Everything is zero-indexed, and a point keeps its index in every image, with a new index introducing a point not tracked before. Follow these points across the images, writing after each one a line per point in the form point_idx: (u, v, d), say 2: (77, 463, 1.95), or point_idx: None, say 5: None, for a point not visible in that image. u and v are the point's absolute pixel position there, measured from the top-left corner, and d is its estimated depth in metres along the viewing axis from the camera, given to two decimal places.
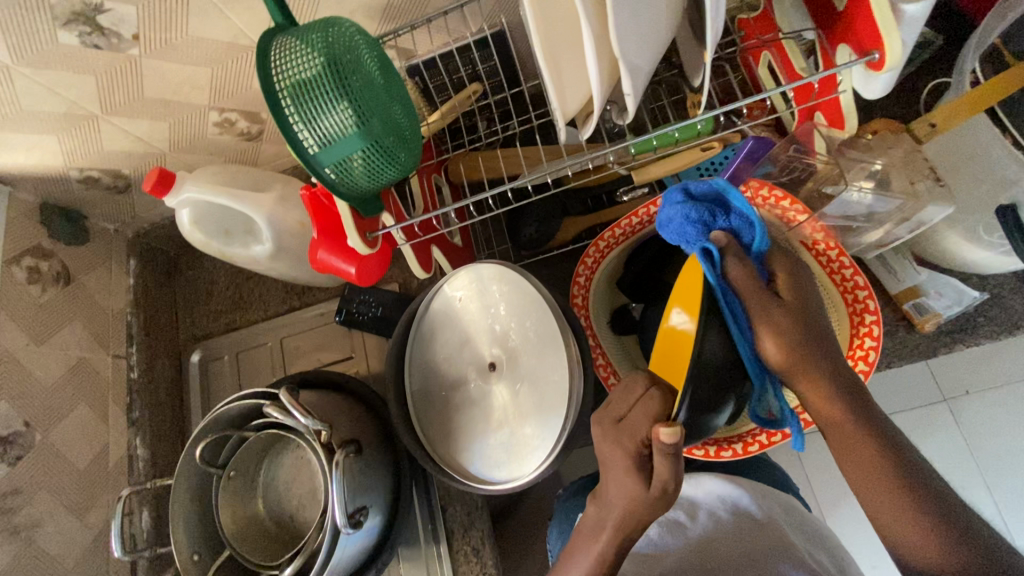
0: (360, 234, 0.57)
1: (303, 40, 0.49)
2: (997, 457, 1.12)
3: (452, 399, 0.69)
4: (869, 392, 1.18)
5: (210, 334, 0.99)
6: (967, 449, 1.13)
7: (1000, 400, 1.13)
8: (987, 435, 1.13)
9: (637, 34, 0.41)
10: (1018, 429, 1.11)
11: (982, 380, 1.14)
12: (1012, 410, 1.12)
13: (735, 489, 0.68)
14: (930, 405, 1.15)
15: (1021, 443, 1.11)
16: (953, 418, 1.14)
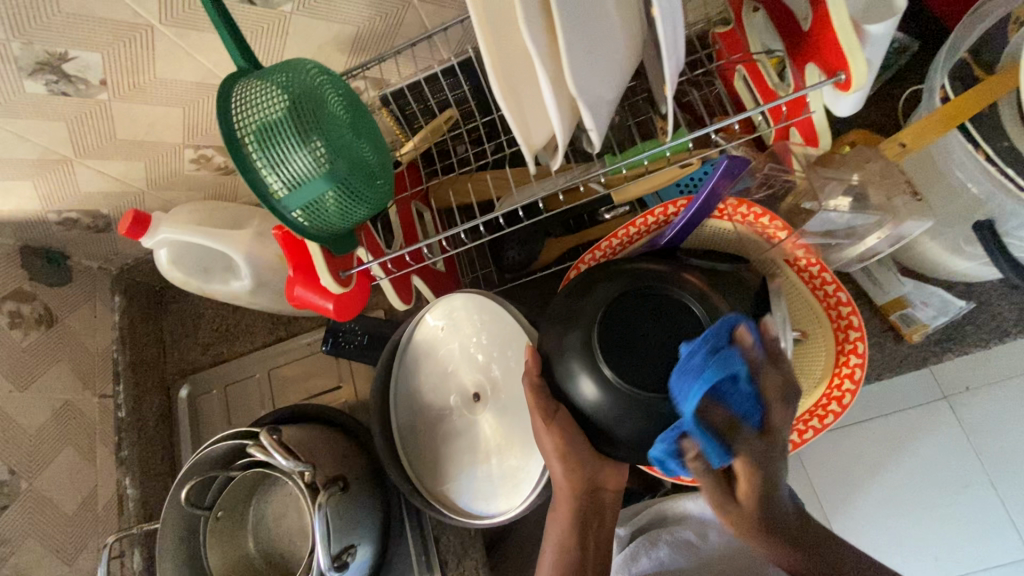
0: (333, 274, 0.56)
1: (264, 83, 0.49)
2: (1000, 454, 1.11)
3: (439, 432, 0.68)
4: (867, 392, 1.17)
5: (198, 367, 0.98)
6: (970, 448, 1.12)
7: (1001, 397, 1.12)
8: (991, 433, 1.11)
9: (597, 70, 0.41)
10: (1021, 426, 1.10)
11: (983, 377, 1.13)
12: (1013, 406, 1.11)
13: None
14: (930, 402, 1.14)
15: None
16: (954, 416, 1.13)
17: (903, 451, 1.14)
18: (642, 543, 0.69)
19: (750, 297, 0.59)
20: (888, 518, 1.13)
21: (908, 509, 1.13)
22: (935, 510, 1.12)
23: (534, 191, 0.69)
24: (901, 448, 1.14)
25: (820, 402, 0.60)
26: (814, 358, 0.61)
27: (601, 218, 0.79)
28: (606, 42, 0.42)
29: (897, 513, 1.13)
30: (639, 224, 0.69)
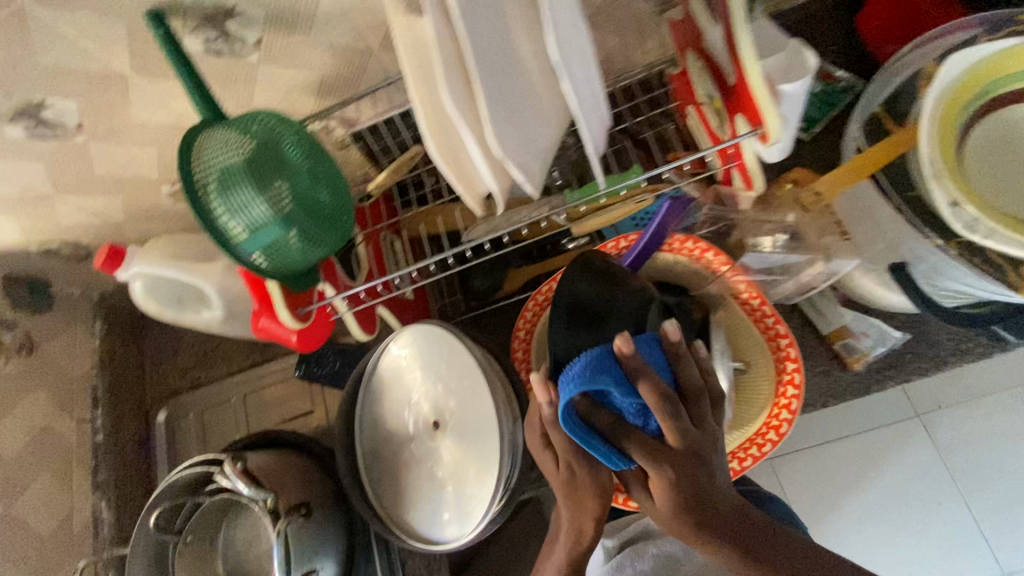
0: (290, 310, 0.59)
1: (226, 134, 0.52)
2: (978, 474, 1.14)
3: (400, 458, 0.70)
4: (844, 410, 1.22)
5: (176, 392, 1.01)
6: (947, 465, 1.15)
7: (977, 416, 1.15)
8: (967, 451, 1.15)
9: (525, 131, 0.44)
10: (998, 443, 1.14)
11: (957, 396, 1.18)
12: (989, 425, 1.15)
13: None
14: (904, 421, 1.18)
15: (1002, 457, 1.13)
16: (930, 435, 1.16)
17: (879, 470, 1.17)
18: (628, 555, 0.71)
19: (693, 329, 0.62)
20: (877, 537, 1.15)
21: (892, 526, 1.14)
22: (917, 527, 1.14)
23: (496, 227, 0.70)
24: (878, 466, 1.17)
25: (761, 429, 0.63)
26: (757, 386, 0.63)
27: (564, 247, 0.82)
28: (531, 104, 0.46)
29: (881, 528, 1.15)
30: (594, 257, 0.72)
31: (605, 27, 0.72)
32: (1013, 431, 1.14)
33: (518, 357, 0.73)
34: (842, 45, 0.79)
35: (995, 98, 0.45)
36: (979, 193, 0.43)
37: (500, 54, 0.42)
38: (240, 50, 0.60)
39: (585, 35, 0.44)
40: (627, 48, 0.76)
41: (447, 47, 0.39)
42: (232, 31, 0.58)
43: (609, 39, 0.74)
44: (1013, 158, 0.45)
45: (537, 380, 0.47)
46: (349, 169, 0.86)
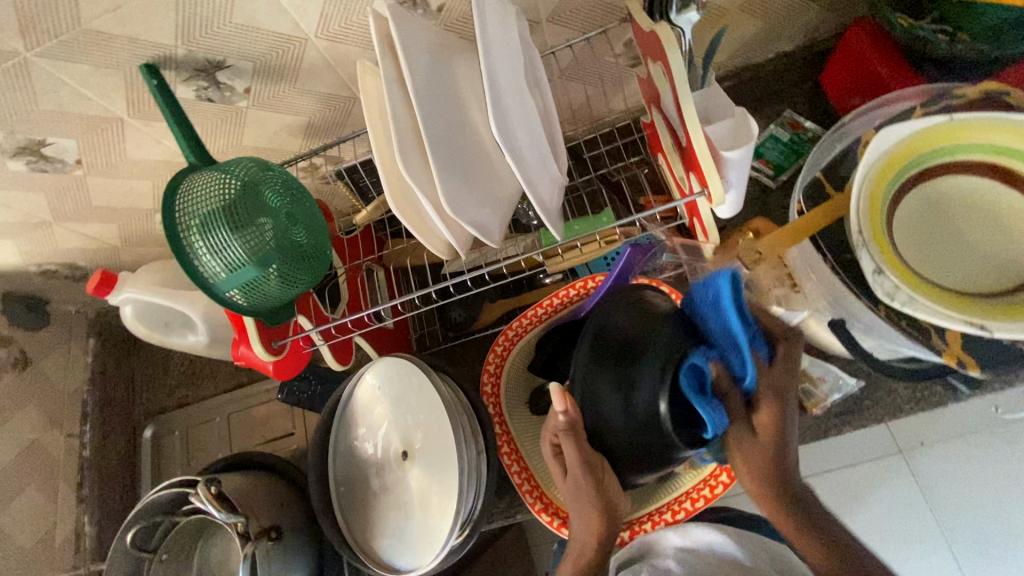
0: (264, 343, 0.62)
1: (206, 180, 0.56)
2: (954, 510, 1.19)
3: (371, 486, 0.73)
4: (827, 445, 1.26)
5: (164, 409, 1.04)
6: (923, 499, 1.21)
7: (950, 453, 1.21)
8: (943, 486, 1.21)
9: (476, 193, 0.48)
10: (968, 480, 1.20)
11: (935, 433, 1.23)
12: (961, 462, 1.20)
13: (723, 535, 0.63)
14: (888, 456, 1.24)
15: (972, 493, 1.19)
16: (909, 469, 1.23)
17: (857, 505, 1.23)
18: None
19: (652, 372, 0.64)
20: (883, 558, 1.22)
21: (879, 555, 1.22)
22: (899, 559, 1.20)
23: (470, 263, 0.75)
24: (856, 501, 1.24)
25: (713, 472, 0.67)
26: None
27: (540, 282, 0.85)
28: (483, 164, 0.50)
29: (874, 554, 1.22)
30: (561, 296, 0.75)
31: (580, 78, 0.75)
32: (989, 469, 1.19)
33: (486, 392, 0.75)
34: (810, 99, 0.82)
35: (920, 171, 0.49)
36: (901, 261, 0.46)
37: (451, 122, 0.47)
38: (230, 97, 0.64)
39: (533, 106, 0.48)
40: (603, 96, 0.80)
41: (403, 116, 0.43)
42: (222, 80, 0.62)
43: (583, 89, 0.78)
44: (935, 229, 0.48)
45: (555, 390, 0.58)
46: (336, 202, 0.89)
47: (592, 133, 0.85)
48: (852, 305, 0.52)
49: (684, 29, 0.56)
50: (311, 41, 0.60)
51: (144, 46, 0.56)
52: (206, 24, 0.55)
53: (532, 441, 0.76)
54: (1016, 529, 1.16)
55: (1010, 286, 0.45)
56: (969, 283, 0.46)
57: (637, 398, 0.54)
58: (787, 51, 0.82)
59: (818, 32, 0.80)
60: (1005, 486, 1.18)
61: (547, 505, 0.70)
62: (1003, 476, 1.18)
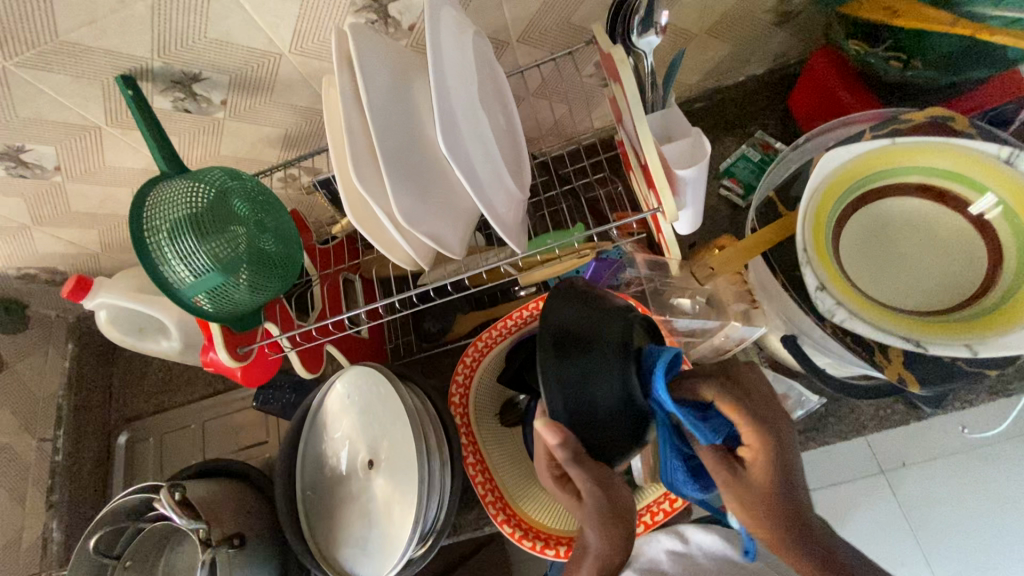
0: (229, 349, 0.63)
1: (175, 189, 0.57)
2: (935, 530, 1.19)
3: (337, 494, 0.73)
4: (810, 464, 1.26)
5: (139, 415, 1.04)
6: (905, 520, 1.21)
7: (933, 475, 1.21)
8: (925, 508, 1.20)
9: (430, 205, 0.49)
10: (950, 502, 1.19)
11: (917, 454, 1.22)
12: (943, 483, 1.20)
13: (714, 535, 0.76)
14: (870, 476, 1.24)
15: (954, 515, 1.19)
16: (890, 490, 1.23)
17: (837, 525, 1.23)
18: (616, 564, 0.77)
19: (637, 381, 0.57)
20: None
21: None
22: None
23: (443, 274, 0.72)
24: (837, 521, 1.24)
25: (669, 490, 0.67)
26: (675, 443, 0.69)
27: (514, 293, 0.86)
28: (439, 177, 0.52)
29: None
30: (529, 309, 0.76)
31: (554, 96, 0.77)
32: (972, 490, 1.19)
33: (454, 403, 0.75)
34: (780, 121, 0.84)
35: (863, 194, 0.50)
36: (844, 279, 0.47)
37: (407, 137, 0.48)
38: (207, 107, 0.66)
39: (486, 123, 0.49)
40: (577, 114, 0.82)
41: (358, 131, 0.44)
42: (199, 92, 0.64)
43: (558, 106, 0.79)
44: (880, 248, 0.49)
45: (540, 422, 0.47)
46: (315, 212, 0.91)
47: (570, 148, 0.87)
48: (801, 321, 0.52)
49: (646, 51, 0.58)
50: (285, 57, 0.62)
51: (120, 58, 0.57)
52: (181, 39, 0.57)
53: (497, 453, 0.76)
54: (996, 550, 1.16)
55: (955, 300, 0.46)
56: (907, 301, 0.47)
57: (599, 388, 0.48)
58: (758, 74, 0.84)
59: (786, 57, 0.82)
60: (986, 509, 1.18)
61: (510, 516, 0.70)
62: (985, 497, 1.18)
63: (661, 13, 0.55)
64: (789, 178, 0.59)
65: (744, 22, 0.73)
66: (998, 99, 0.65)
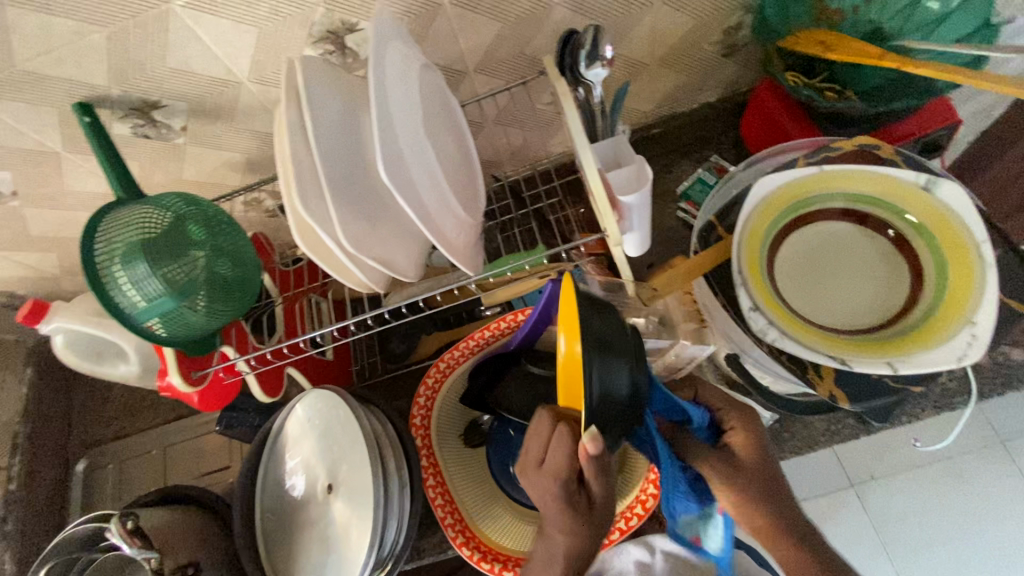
0: (183, 374, 0.63)
1: (127, 215, 0.57)
2: (903, 543, 1.21)
3: (297, 519, 0.73)
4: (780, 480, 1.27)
5: (100, 440, 1.02)
6: (874, 531, 1.23)
7: (899, 488, 1.22)
8: (892, 521, 1.22)
9: (377, 232, 0.51)
10: (916, 515, 1.21)
11: (884, 468, 1.23)
12: (910, 496, 1.22)
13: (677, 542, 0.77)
14: (839, 490, 1.24)
15: (920, 528, 1.21)
16: (859, 504, 1.24)
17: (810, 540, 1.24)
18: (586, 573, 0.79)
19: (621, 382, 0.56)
20: None
21: None
22: None
23: (424, 289, 0.71)
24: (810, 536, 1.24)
25: (629, 506, 0.66)
26: (634, 463, 0.70)
27: (481, 313, 0.87)
28: (390, 203, 0.53)
29: None
30: (492, 329, 0.77)
31: (515, 123, 0.80)
32: (935, 502, 1.21)
33: (415, 425, 0.75)
34: (733, 147, 0.88)
35: (795, 218, 0.53)
36: (776, 300, 0.49)
37: (354, 165, 0.50)
38: (167, 134, 0.67)
39: (431, 151, 0.51)
40: (540, 140, 0.84)
41: (303, 160, 0.46)
42: (159, 119, 0.65)
43: (518, 132, 0.82)
44: (811, 267, 0.52)
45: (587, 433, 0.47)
46: (282, 235, 0.91)
47: (528, 173, 0.89)
48: (742, 339, 0.55)
49: (594, 82, 0.60)
50: (244, 85, 0.63)
51: (77, 87, 0.58)
52: (139, 69, 0.58)
53: (460, 473, 0.76)
54: (957, 560, 1.19)
55: (882, 319, 0.49)
56: (836, 318, 0.50)
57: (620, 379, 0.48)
58: (711, 102, 0.87)
59: (737, 86, 0.85)
60: (951, 522, 1.20)
61: (469, 538, 0.70)
62: (947, 509, 1.20)
63: (606, 47, 0.57)
64: (730, 203, 0.62)
65: (693, 53, 0.76)
66: (937, 123, 0.68)
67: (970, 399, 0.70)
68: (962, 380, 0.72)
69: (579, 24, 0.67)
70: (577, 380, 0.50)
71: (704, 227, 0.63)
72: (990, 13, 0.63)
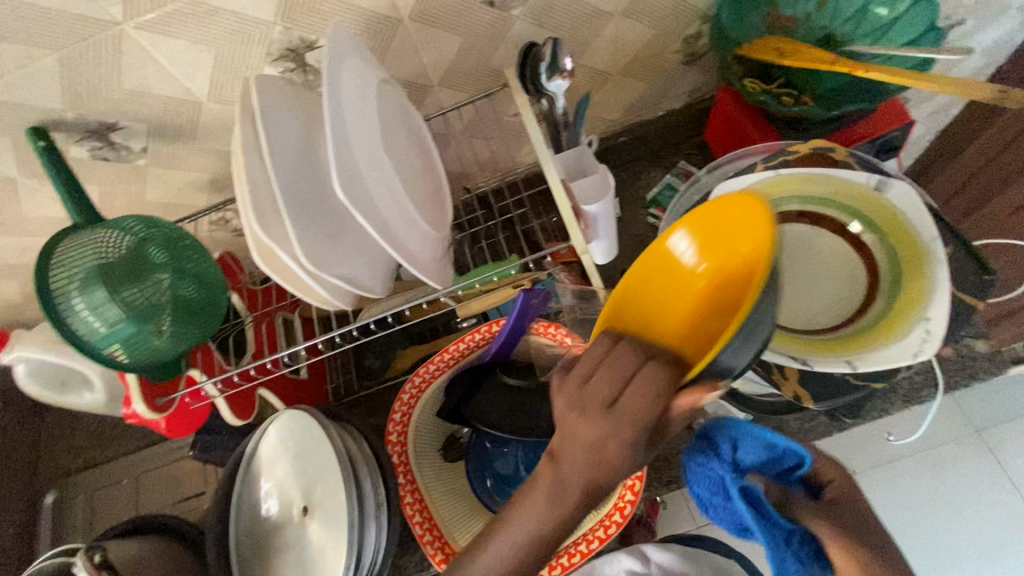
0: (147, 401, 0.62)
1: (82, 241, 0.56)
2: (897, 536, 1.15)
3: (273, 543, 0.71)
4: None
5: (70, 471, 0.99)
6: None
7: (885, 479, 1.16)
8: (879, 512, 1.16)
9: (339, 249, 0.51)
10: (903, 506, 1.15)
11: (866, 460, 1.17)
12: (895, 491, 1.16)
13: (668, 554, 0.75)
14: None
15: (912, 518, 1.15)
16: None
17: None
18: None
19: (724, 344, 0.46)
20: None
21: None
22: None
23: (397, 304, 0.70)
24: None
25: (608, 513, 0.66)
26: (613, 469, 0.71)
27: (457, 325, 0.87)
28: (352, 220, 0.53)
29: None
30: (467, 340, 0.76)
31: (483, 135, 0.80)
32: (924, 494, 1.16)
33: (392, 441, 0.73)
34: (699, 152, 0.90)
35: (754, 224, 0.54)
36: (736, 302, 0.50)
37: (314, 183, 0.50)
38: (126, 155, 0.66)
39: (391, 168, 0.51)
40: (510, 150, 0.85)
41: (260, 181, 0.45)
42: (116, 141, 0.64)
43: (486, 144, 0.82)
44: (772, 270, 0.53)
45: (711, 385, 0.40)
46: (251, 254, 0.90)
47: (496, 184, 0.88)
48: None
49: (556, 93, 0.60)
50: (203, 104, 0.62)
51: (29, 111, 0.57)
52: (94, 90, 0.57)
53: (440, 488, 0.75)
54: (950, 554, 1.14)
55: (842, 318, 0.50)
56: (796, 317, 0.51)
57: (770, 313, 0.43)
58: (676, 109, 0.89)
59: (700, 93, 0.87)
60: (944, 514, 1.15)
61: (448, 555, 0.68)
62: (938, 500, 1.15)
63: (564, 59, 0.57)
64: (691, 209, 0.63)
65: (656, 62, 0.78)
66: (887, 126, 0.70)
67: (937, 392, 0.72)
68: (929, 373, 0.73)
69: (541, 37, 0.68)
70: (665, 274, 0.54)
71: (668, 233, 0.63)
72: (933, 17, 0.66)
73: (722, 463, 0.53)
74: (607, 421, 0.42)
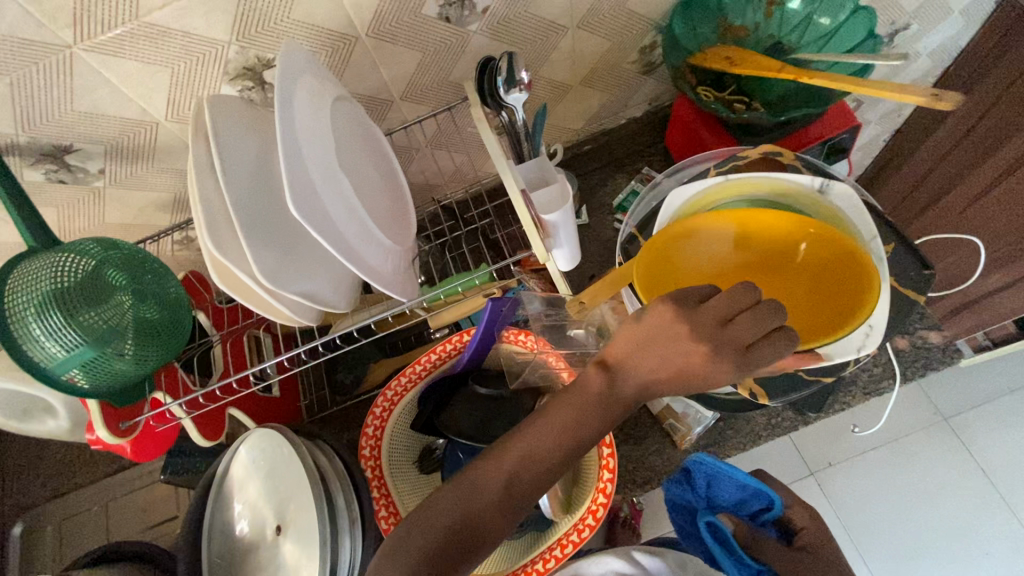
0: (109, 426, 0.60)
1: (35, 265, 0.55)
2: (869, 528, 1.18)
3: (246, 563, 0.70)
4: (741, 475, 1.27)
5: (33, 502, 0.94)
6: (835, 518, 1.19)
7: (857, 471, 1.21)
8: (851, 504, 1.19)
9: (297, 265, 0.51)
10: (876, 498, 1.19)
11: (841, 452, 1.22)
12: (867, 483, 1.20)
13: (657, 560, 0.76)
14: (800, 479, 1.22)
15: (885, 508, 1.19)
16: (822, 491, 1.20)
17: None
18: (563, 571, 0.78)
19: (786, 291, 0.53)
20: None
21: None
22: None
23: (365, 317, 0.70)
24: None
25: (581, 516, 0.66)
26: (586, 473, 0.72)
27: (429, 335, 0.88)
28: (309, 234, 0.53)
29: None
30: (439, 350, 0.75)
31: (448, 147, 0.81)
32: (895, 483, 1.19)
33: (365, 458, 0.71)
34: (661, 158, 0.92)
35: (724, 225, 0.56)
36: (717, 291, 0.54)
37: (269, 200, 0.50)
38: (84, 177, 0.65)
39: (347, 184, 0.52)
40: (476, 161, 0.86)
41: (212, 200, 0.45)
42: (73, 163, 0.63)
43: (452, 156, 0.83)
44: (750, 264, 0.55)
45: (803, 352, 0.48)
46: None
47: (464, 195, 0.89)
48: None
49: (516, 106, 0.61)
50: (161, 124, 0.62)
51: None
52: (45, 113, 0.56)
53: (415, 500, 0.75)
54: (923, 541, 1.17)
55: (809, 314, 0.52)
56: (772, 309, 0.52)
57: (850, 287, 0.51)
58: (637, 116, 0.91)
59: (660, 101, 0.89)
60: (916, 503, 1.18)
61: None
62: (909, 489, 1.19)
63: (521, 73, 0.58)
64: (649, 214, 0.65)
65: (614, 72, 0.80)
66: (834, 130, 0.73)
67: (896, 383, 0.74)
68: (887, 365, 0.76)
69: (499, 51, 0.69)
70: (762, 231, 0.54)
71: (628, 237, 0.65)
72: (872, 25, 0.69)
73: (699, 501, 0.68)
74: (742, 361, 0.46)
